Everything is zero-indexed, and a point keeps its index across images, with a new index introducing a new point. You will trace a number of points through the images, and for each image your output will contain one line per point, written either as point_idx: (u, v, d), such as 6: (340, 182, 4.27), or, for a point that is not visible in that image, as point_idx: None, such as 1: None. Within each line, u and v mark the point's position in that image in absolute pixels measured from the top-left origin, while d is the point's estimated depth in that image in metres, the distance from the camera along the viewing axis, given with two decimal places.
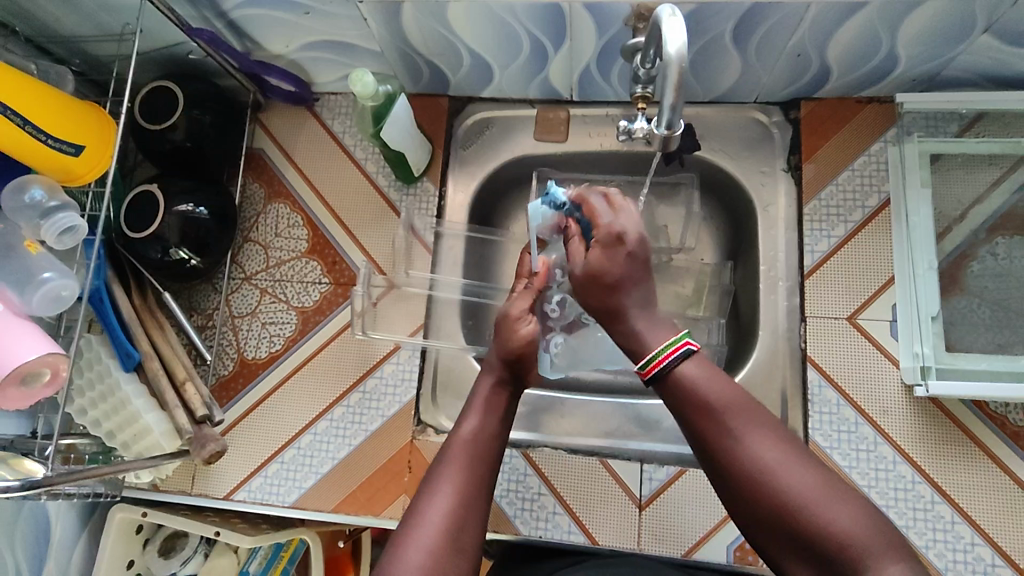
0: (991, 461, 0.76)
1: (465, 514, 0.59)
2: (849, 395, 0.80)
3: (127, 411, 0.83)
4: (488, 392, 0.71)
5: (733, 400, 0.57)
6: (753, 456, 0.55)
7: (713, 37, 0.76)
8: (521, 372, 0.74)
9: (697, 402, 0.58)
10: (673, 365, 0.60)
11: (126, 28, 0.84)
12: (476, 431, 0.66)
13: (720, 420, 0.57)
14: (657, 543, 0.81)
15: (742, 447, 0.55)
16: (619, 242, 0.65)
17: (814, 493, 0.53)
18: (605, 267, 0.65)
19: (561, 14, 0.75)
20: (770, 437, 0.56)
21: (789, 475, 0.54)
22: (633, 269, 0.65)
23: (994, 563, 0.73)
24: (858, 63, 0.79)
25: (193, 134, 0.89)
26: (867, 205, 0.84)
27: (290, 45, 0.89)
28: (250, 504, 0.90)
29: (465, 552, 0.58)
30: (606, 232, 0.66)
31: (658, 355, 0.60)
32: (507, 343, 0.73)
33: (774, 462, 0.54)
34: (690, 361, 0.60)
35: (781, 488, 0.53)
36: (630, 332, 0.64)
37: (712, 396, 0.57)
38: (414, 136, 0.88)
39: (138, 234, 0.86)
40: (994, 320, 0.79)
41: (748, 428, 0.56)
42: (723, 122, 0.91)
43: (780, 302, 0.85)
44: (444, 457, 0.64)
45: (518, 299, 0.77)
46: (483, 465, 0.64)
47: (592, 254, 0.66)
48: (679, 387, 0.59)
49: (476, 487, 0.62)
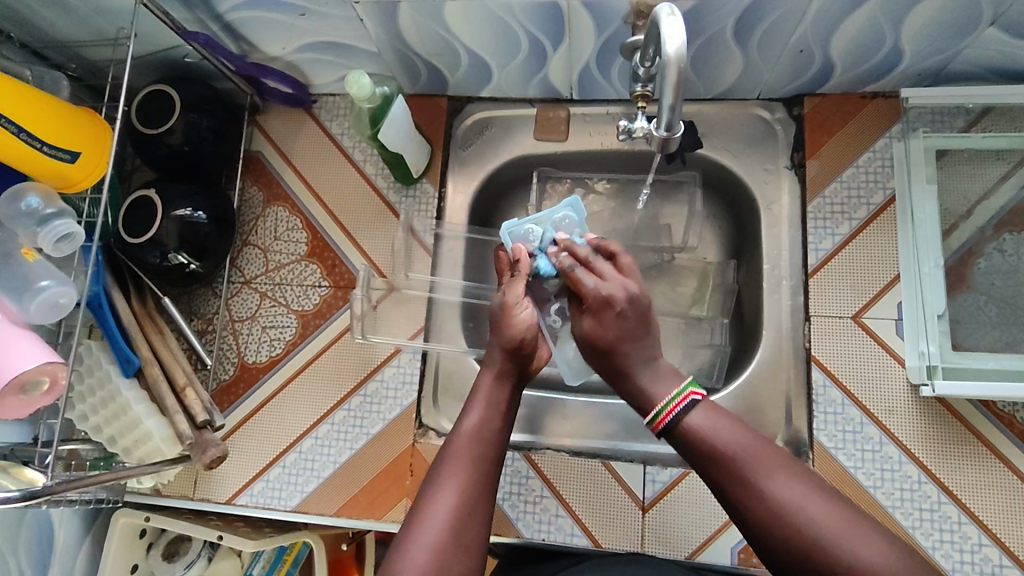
0: (999, 460, 0.75)
1: (469, 515, 0.58)
2: (855, 395, 0.79)
3: (127, 417, 0.83)
4: (491, 383, 0.68)
5: (747, 444, 0.55)
6: (777, 502, 0.52)
7: (714, 34, 0.75)
8: (524, 366, 0.71)
9: (709, 452, 0.56)
10: (679, 416, 0.58)
11: (120, 32, 0.83)
12: (478, 427, 0.64)
13: (736, 467, 0.54)
14: (661, 546, 0.81)
15: (763, 491, 0.53)
16: (609, 306, 0.65)
17: (843, 533, 0.50)
18: (600, 333, 0.64)
19: (560, 12, 0.74)
20: (791, 477, 0.54)
21: (816, 516, 0.51)
22: (628, 327, 0.64)
23: (1001, 563, 0.72)
24: (862, 58, 0.78)
25: (190, 138, 0.89)
26: (872, 201, 0.83)
27: (286, 47, 0.88)
28: (252, 508, 0.89)
29: (470, 552, 0.57)
30: (595, 297, 0.66)
31: (665, 407, 0.59)
32: (508, 333, 0.70)
33: (799, 504, 0.52)
34: (696, 410, 0.58)
35: (810, 531, 0.51)
36: (639, 388, 0.62)
37: (725, 442, 0.56)
38: (413, 137, 0.88)
39: (136, 240, 0.86)
40: (1002, 318, 0.77)
41: (765, 471, 0.54)
42: (725, 119, 0.90)
43: (783, 302, 0.84)
44: (444, 456, 0.62)
45: (512, 287, 0.75)
46: (486, 463, 0.62)
47: (586, 319, 0.66)
48: (690, 439, 0.57)
49: (480, 486, 0.60)
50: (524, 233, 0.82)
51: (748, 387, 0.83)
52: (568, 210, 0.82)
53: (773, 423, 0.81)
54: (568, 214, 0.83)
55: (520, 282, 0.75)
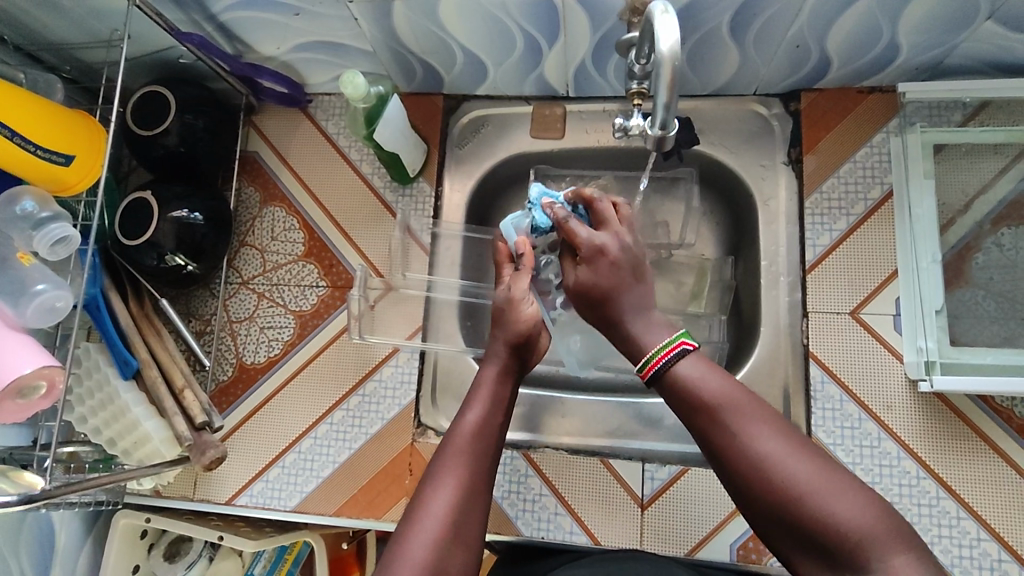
0: (997, 455, 0.75)
1: (468, 510, 0.58)
2: (853, 391, 0.79)
3: (126, 419, 0.83)
4: (493, 379, 0.68)
5: (732, 393, 0.55)
6: (757, 454, 0.52)
7: (709, 29, 0.74)
8: (525, 358, 0.71)
9: (693, 399, 0.55)
10: (668, 363, 0.57)
11: (114, 33, 0.83)
12: (479, 423, 0.64)
13: (719, 415, 0.54)
14: (660, 543, 0.81)
15: (743, 440, 0.52)
16: (601, 255, 0.64)
17: (819, 487, 0.50)
18: (594, 281, 0.63)
19: (554, 10, 0.74)
20: (774, 430, 0.53)
21: (793, 468, 0.50)
22: (621, 277, 0.63)
23: (1000, 558, 0.72)
24: (858, 52, 0.77)
25: (186, 139, 0.88)
26: (869, 197, 0.83)
27: (280, 46, 0.87)
28: (252, 508, 0.90)
29: (468, 547, 0.57)
30: (588, 247, 0.65)
31: (654, 355, 0.58)
32: (511, 328, 0.70)
33: (777, 455, 0.51)
34: (685, 360, 0.57)
35: (786, 481, 0.50)
36: (629, 336, 0.61)
37: (709, 391, 0.55)
38: (409, 136, 0.87)
39: (133, 241, 0.85)
40: (1000, 312, 0.77)
41: (749, 423, 0.53)
42: (722, 115, 0.90)
43: (781, 298, 0.84)
44: (445, 451, 0.62)
45: (518, 280, 0.73)
46: (486, 460, 0.62)
47: (580, 269, 0.65)
48: (676, 386, 0.57)
49: (480, 481, 0.60)
50: (528, 224, 0.80)
51: (745, 385, 0.83)
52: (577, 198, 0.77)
53: None
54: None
55: (525, 275, 0.74)
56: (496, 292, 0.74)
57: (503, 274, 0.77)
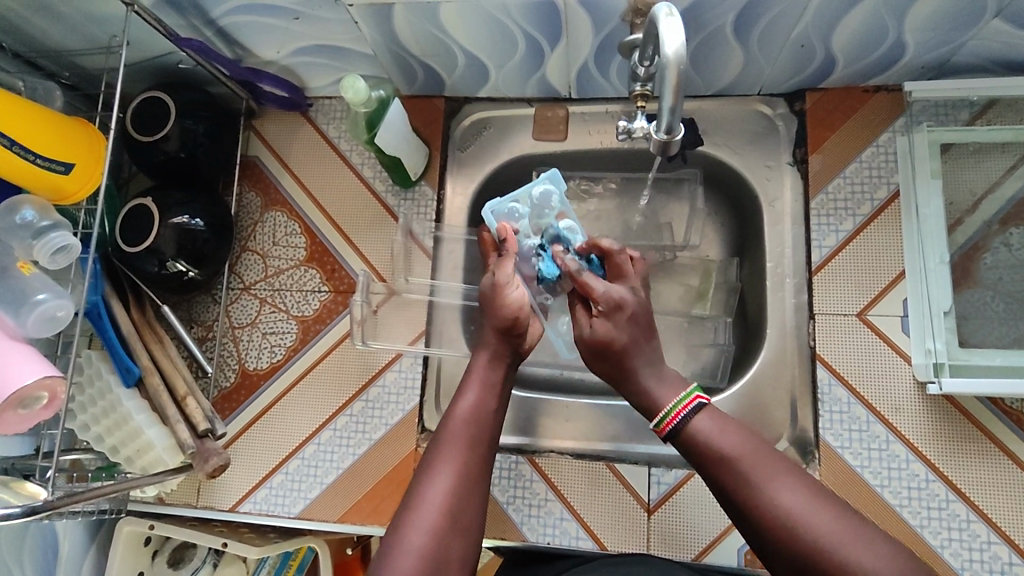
0: (1007, 458, 0.74)
1: (465, 495, 0.60)
2: (860, 393, 0.79)
3: (129, 427, 0.82)
4: (485, 366, 0.70)
5: (750, 449, 0.57)
6: (776, 506, 0.54)
7: (713, 30, 0.73)
8: (515, 344, 0.72)
9: (712, 456, 0.58)
10: (686, 419, 0.61)
11: (113, 39, 0.83)
12: (472, 409, 0.66)
13: (739, 471, 0.56)
14: (667, 548, 0.80)
15: (764, 495, 0.54)
16: (620, 310, 0.67)
17: (842, 538, 0.51)
18: (612, 335, 0.67)
19: (557, 11, 0.73)
20: (794, 484, 0.55)
21: (815, 520, 0.52)
22: (636, 333, 0.67)
23: (1011, 561, 0.72)
24: (864, 51, 0.76)
25: (186, 144, 0.88)
26: (875, 197, 0.82)
27: (281, 50, 0.87)
28: (256, 515, 0.89)
29: (466, 533, 0.58)
30: (605, 301, 0.68)
31: (672, 410, 0.62)
32: (499, 313, 0.71)
33: (799, 509, 0.53)
34: (702, 414, 0.61)
35: (808, 534, 0.52)
36: (642, 389, 0.65)
37: (727, 447, 0.58)
38: (411, 140, 0.87)
39: (134, 248, 0.85)
40: (1010, 313, 0.76)
41: (765, 475, 0.55)
42: (725, 115, 0.89)
43: (787, 299, 0.83)
44: (441, 437, 0.64)
45: (502, 267, 0.75)
46: (481, 445, 0.64)
47: (596, 322, 0.68)
48: (694, 442, 0.60)
49: (474, 466, 0.62)
50: (508, 210, 0.84)
51: (752, 388, 0.82)
52: (546, 183, 0.84)
53: (778, 422, 0.81)
54: (546, 188, 0.84)
55: (509, 261, 0.76)
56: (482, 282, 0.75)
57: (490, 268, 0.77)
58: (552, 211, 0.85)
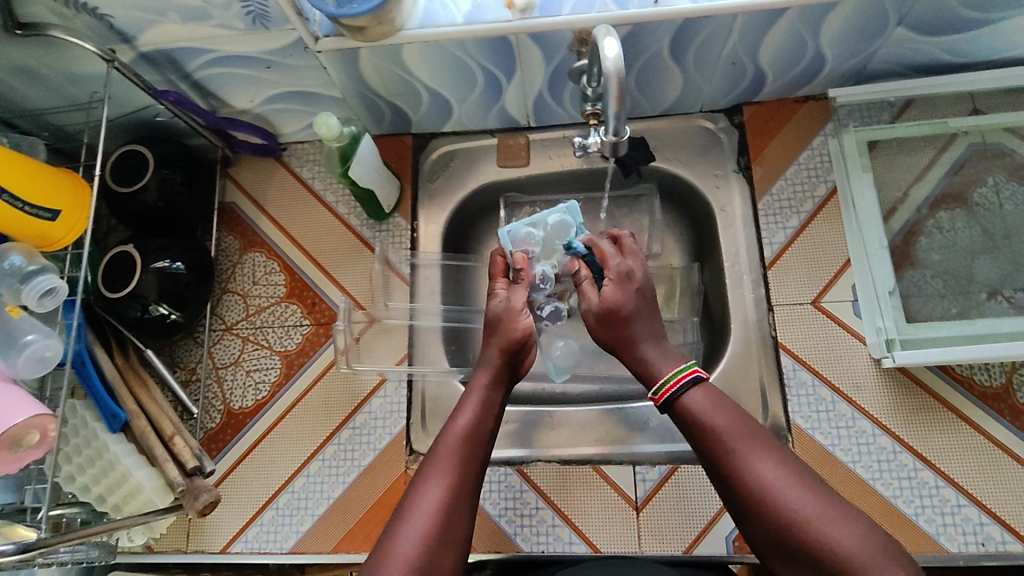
0: (966, 423, 0.79)
1: (454, 512, 0.62)
2: (823, 376, 0.83)
3: (116, 471, 0.84)
4: (484, 384, 0.71)
5: (737, 424, 0.62)
6: (761, 480, 0.58)
7: (651, 54, 0.81)
8: (517, 366, 0.74)
9: (701, 424, 0.63)
10: (680, 391, 0.65)
11: (93, 96, 0.87)
12: (468, 428, 0.67)
13: (728, 445, 0.61)
14: (657, 543, 0.82)
15: (747, 468, 0.59)
16: (630, 278, 0.73)
17: (816, 512, 0.55)
18: (619, 300, 0.72)
19: (509, 45, 0.80)
20: (775, 460, 0.59)
21: (792, 494, 0.57)
22: (642, 303, 0.73)
23: (981, 521, 0.76)
24: (789, 64, 0.85)
25: (164, 194, 0.91)
26: (815, 195, 0.89)
27: (254, 99, 0.92)
28: (248, 554, 0.89)
29: (455, 548, 0.61)
30: (617, 269, 0.74)
31: (668, 382, 0.66)
32: (506, 334, 0.74)
33: (779, 482, 0.58)
34: (695, 386, 0.65)
35: (788, 509, 0.56)
36: (641, 358, 0.69)
37: (718, 420, 0.62)
38: (382, 173, 0.91)
39: (115, 295, 0.87)
40: (948, 289, 0.83)
41: (751, 452, 0.60)
42: (673, 133, 0.96)
43: (746, 295, 0.88)
44: (435, 452, 0.66)
45: (515, 294, 0.78)
46: (472, 465, 0.65)
47: (607, 289, 0.73)
48: (683, 411, 0.64)
49: (465, 486, 0.64)
50: (524, 236, 0.85)
51: (722, 381, 0.85)
52: (563, 213, 0.86)
53: (752, 412, 0.84)
54: (562, 217, 0.86)
55: (523, 287, 0.79)
56: (492, 303, 0.77)
57: (497, 290, 0.79)
58: (568, 239, 0.86)
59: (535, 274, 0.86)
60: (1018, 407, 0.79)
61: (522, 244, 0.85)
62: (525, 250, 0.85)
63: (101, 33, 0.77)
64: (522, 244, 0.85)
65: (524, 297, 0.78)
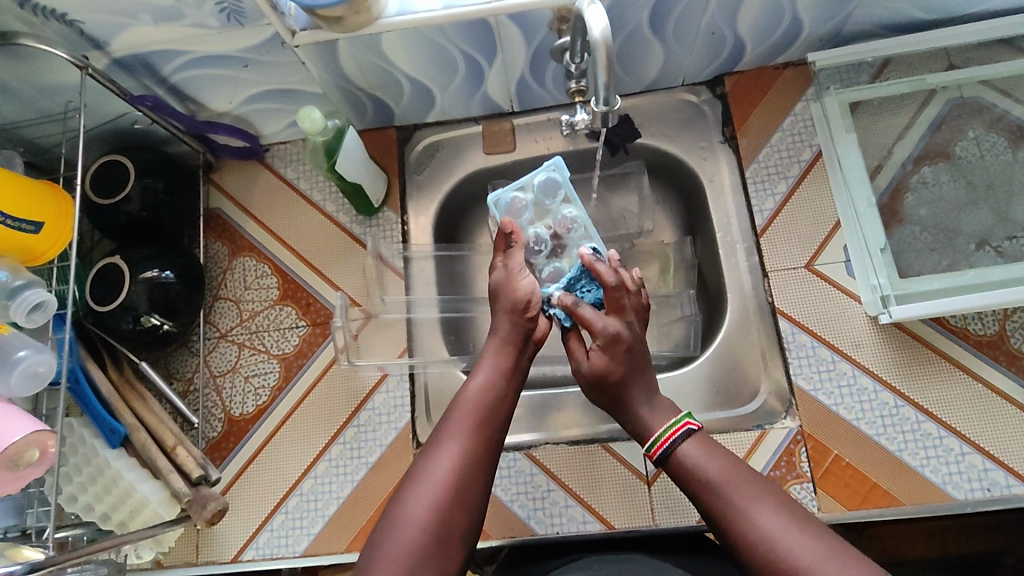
0: (965, 372, 0.80)
1: (468, 473, 0.64)
2: (822, 337, 0.84)
3: (120, 488, 0.82)
4: (496, 349, 0.74)
5: (735, 474, 0.62)
6: (760, 530, 0.58)
7: (632, 29, 0.81)
8: (530, 330, 0.75)
9: (698, 477, 0.63)
10: (676, 443, 0.66)
11: (67, 107, 0.85)
12: (481, 392, 0.69)
13: (723, 497, 0.61)
14: (671, 516, 0.82)
15: (743, 516, 0.59)
16: (618, 344, 0.72)
17: (819, 559, 0.55)
18: (610, 368, 0.72)
19: (489, 28, 0.79)
20: (772, 509, 0.59)
21: (789, 543, 0.56)
22: (634, 365, 0.72)
23: (985, 467, 0.77)
24: (768, 31, 0.85)
25: (148, 204, 0.90)
26: (802, 159, 0.90)
27: (233, 101, 0.90)
28: (260, 561, 0.88)
29: (468, 511, 0.63)
30: (604, 336, 0.72)
31: (665, 433, 0.67)
32: (510, 299, 0.76)
33: (777, 532, 0.57)
34: (691, 440, 0.66)
35: (788, 558, 0.55)
36: (637, 416, 0.71)
37: (711, 472, 0.63)
38: (369, 167, 0.90)
39: (105, 308, 0.85)
40: (937, 243, 0.84)
41: (749, 501, 0.60)
42: (656, 108, 0.96)
43: (741, 264, 0.89)
44: (450, 414, 0.68)
45: (513, 258, 0.79)
46: (487, 427, 0.68)
47: (594, 356, 0.73)
48: (681, 465, 0.65)
49: (480, 448, 0.66)
50: (512, 200, 0.88)
51: (723, 350, 0.87)
52: (549, 171, 0.88)
53: (754, 377, 0.85)
54: (548, 175, 0.88)
55: (520, 251, 0.80)
56: (492, 275, 0.80)
57: (496, 262, 0.81)
58: (557, 199, 0.89)
59: (528, 237, 0.88)
60: (1013, 352, 0.80)
61: (511, 208, 0.88)
62: (514, 217, 0.88)
63: (73, 40, 0.75)
64: (511, 211, 0.88)
65: (522, 261, 0.80)
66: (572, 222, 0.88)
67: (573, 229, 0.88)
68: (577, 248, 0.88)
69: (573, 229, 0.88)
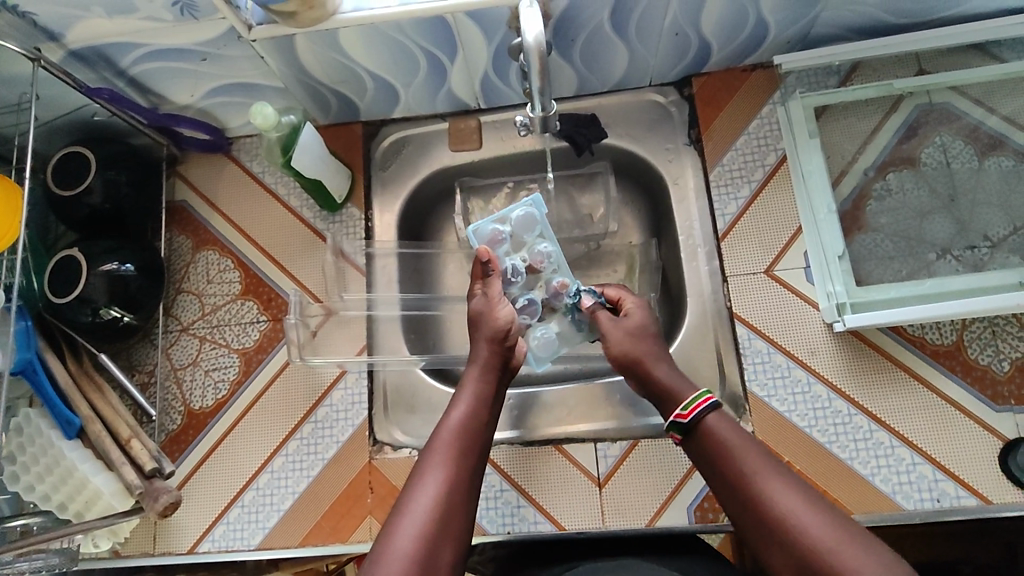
0: (920, 382, 0.80)
1: (452, 499, 0.65)
2: (778, 343, 0.83)
3: (75, 478, 0.83)
4: (477, 376, 0.75)
5: (755, 449, 0.64)
6: (781, 506, 0.59)
7: (593, 29, 0.80)
8: (508, 360, 0.78)
9: (721, 451, 0.65)
10: (703, 413, 0.67)
11: (23, 96, 0.85)
12: (461, 420, 0.71)
13: (742, 467, 0.63)
14: (622, 518, 0.82)
15: (764, 490, 0.60)
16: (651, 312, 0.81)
17: (834, 540, 0.56)
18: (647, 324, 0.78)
19: (448, 26, 0.79)
20: (791, 485, 0.60)
21: (809, 521, 0.57)
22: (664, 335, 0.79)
23: (936, 478, 0.77)
24: (733, 33, 0.84)
25: (111, 196, 0.90)
26: (766, 163, 0.89)
27: (194, 94, 0.90)
28: (215, 553, 0.88)
29: (455, 541, 0.63)
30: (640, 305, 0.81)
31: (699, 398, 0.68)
32: (491, 326, 0.78)
33: (796, 509, 0.59)
34: (715, 412, 0.68)
35: (806, 535, 0.57)
36: (676, 372, 0.73)
37: (734, 445, 0.64)
38: (329, 162, 0.90)
39: (63, 300, 0.85)
40: (899, 250, 0.83)
41: (769, 477, 0.61)
42: (623, 108, 0.95)
43: (701, 268, 0.88)
44: (432, 443, 0.69)
45: (491, 287, 0.83)
46: (468, 454, 0.69)
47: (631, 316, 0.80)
48: (704, 435, 0.67)
49: (463, 474, 0.67)
50: (489, 232, 0.87)
51: (679, 354, 0.86)
52: (528, 207, 0.88)
53: (709, 383, 0.85)
54: (527, 211, 0.88)
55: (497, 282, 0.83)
56: (472, 302, 0.83)
57: (476, 290, 0.84)
58: (534, 233, 0.88)
59: (504, 268, 0.86)
60: (970, 363, 0.79)
61: (489, 240, 0.87)
62: (493, 248, 0.87)
63: (26, 30, 0.75)
64: (488, 241, 0.87)
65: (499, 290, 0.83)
66: (546, 257, 0.87)
67: (546, 265, 0.88)
68: (551, 280, 0.88)
69: (546, 264, 0.88)
